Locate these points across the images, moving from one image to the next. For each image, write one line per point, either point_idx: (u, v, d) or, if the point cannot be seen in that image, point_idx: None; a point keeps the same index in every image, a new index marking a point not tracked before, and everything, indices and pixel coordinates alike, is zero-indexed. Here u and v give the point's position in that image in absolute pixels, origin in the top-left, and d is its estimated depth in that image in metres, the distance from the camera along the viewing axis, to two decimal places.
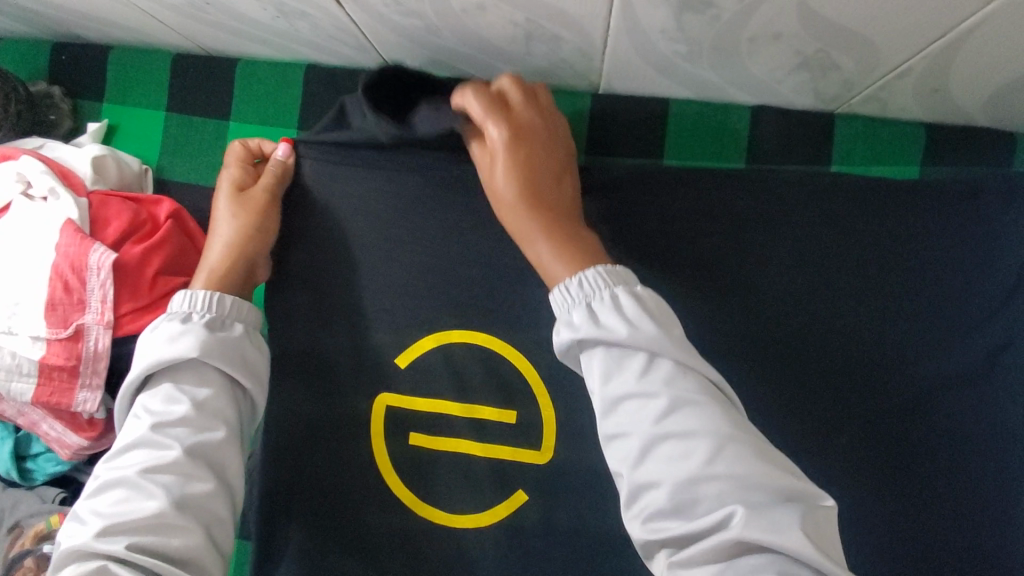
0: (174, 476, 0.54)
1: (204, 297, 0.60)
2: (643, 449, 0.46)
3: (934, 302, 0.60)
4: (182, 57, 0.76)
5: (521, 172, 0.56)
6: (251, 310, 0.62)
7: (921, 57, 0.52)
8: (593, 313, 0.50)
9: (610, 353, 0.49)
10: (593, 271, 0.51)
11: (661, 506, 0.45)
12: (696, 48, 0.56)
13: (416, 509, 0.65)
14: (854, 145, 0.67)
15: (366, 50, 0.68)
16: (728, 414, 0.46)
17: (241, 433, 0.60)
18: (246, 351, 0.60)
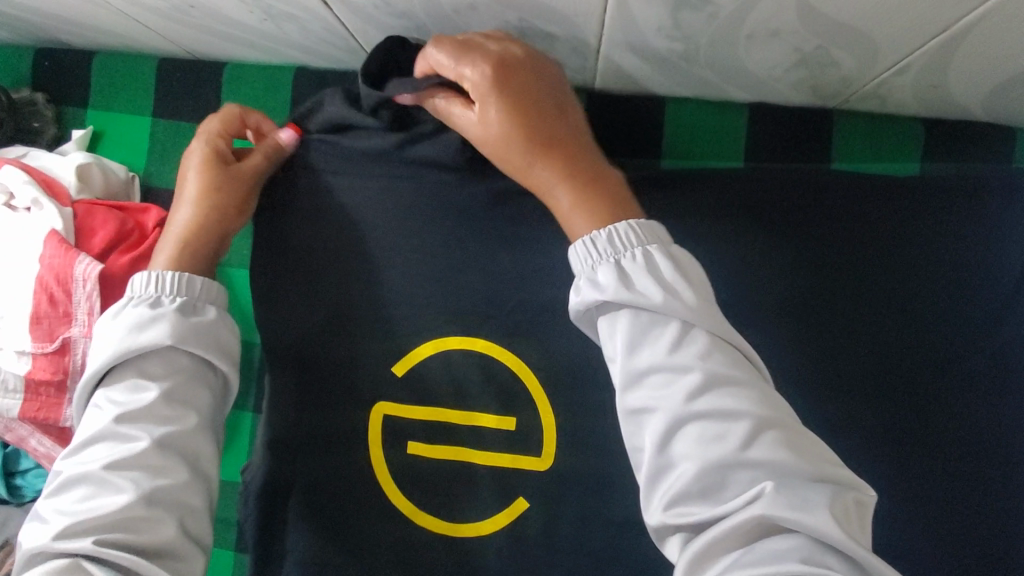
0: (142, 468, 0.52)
1: (172, 280, 0.57)
2: (672, 423, 0.45)
3: (936, 299, 0.60)
4: (168, 61, 0.74)
5: (516, 110, 0.52)
6: (221, 292, 0.60)
7: (920, 53, 0.52)
8: (624, 274, 0.48)
9: (639, 319, 0.47)
10: (626, 225, 0.49)
11: (689, 485, 0.44)
12: (693, 46, 0.55)
13: (416, 519, 0.64)
14: (853, 142, 0.66)
15: (356, 52, 0.67)
16: (762, 395, 0.45)
17: (212, 418, 0.59)
18: (219, 335, 0.58)
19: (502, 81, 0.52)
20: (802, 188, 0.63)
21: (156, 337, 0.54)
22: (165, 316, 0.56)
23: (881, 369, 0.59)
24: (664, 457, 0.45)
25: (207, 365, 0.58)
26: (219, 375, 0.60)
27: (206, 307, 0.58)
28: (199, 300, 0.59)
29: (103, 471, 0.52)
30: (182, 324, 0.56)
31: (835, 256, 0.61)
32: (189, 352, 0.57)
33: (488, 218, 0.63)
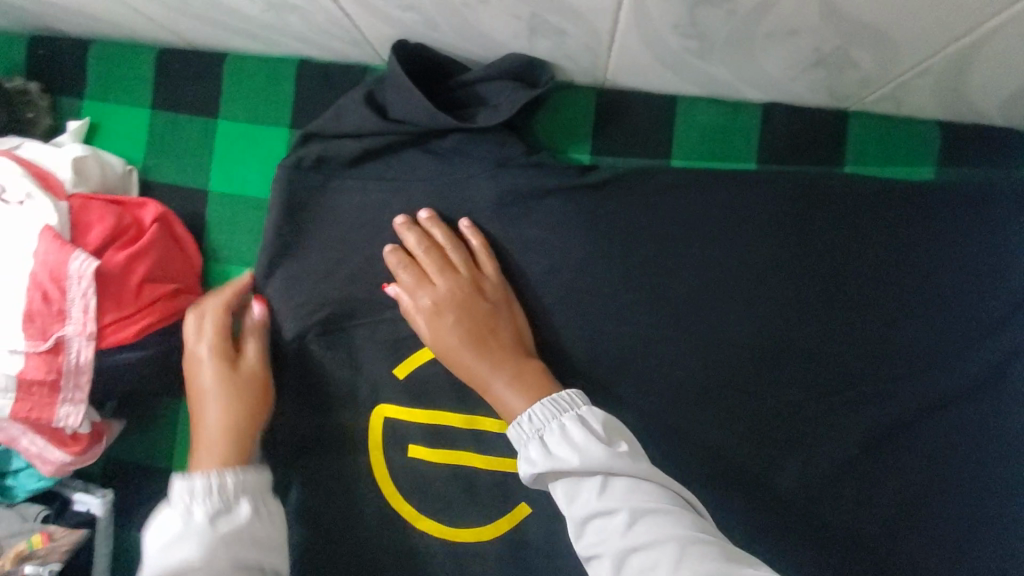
0: None
1: (203, 484, 0.53)
2: (617, 566, 0.46)
3: (929, 310, 0.62)
4: (166, 51, 0.72)
5: (460, 328, 0.60)
6: (256, 480, 0.55)
7: (941, 57, 0.50)
8: (547, 447, 0.50)
9: (569, 480, 0.49)
10: (541, 405, 0.52)
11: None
12: (709, 43, 0.53)
13: (416, 523, 0.63)
14: (868, 145, 0.65)
15: (360, 45, 0.65)
16: (687, 517, 0.47)
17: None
18: (255, 532, 0.53)
19: (443, 290, 0.61)
20: (809, 195, 0.63)
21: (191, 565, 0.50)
22: (197, 529, 0.51)
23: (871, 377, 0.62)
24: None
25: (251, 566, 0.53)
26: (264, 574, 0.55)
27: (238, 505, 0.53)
28: (231, 497, 0.53)
29: None
30: (214, 534, 0.51)
31: (836, 264, 0.62)
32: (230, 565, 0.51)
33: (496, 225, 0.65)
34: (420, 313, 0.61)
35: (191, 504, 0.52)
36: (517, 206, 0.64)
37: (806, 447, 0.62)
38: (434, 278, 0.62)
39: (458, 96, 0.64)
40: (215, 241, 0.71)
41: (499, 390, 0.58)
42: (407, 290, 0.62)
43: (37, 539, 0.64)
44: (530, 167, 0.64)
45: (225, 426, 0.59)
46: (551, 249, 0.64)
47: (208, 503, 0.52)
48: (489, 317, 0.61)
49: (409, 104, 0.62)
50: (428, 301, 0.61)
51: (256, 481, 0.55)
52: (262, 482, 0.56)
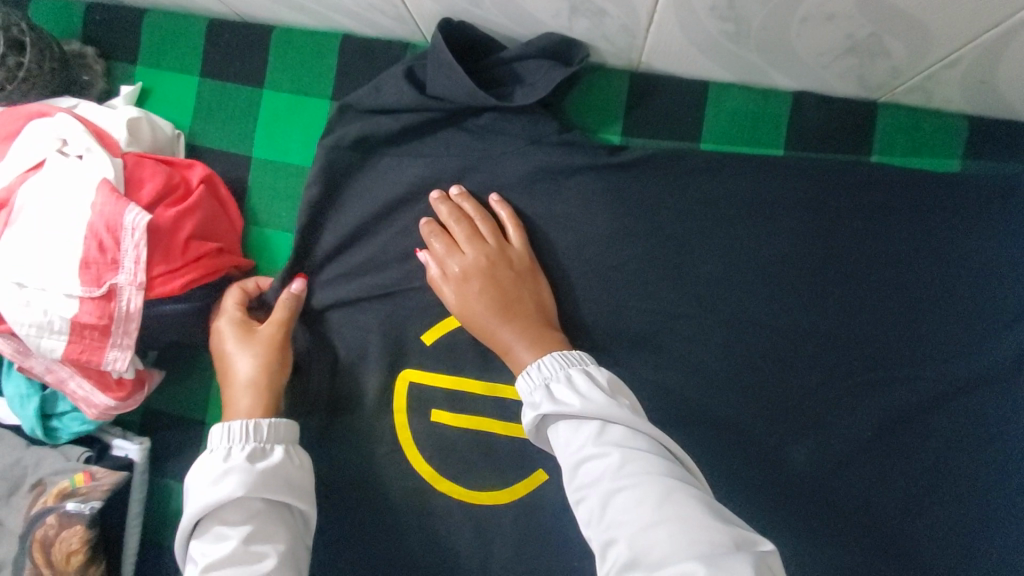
0: (237, 563, 0.52)
1: (241, 428, 0.56)
2: (603, 504, 0.48)
3: (948, 301, 0.63)
4: (217, 22, 0.76)
5: (485, 293, 0.62)
6: (288, 428, 0.59)
7: (973, 46, 0.51)
8: (553, 392, 0.54)
9: (569, 423, 0.53)
10: (550, 357, 0.56)
11: (618, 555, 0.46)
12: (745, 28, 0.55)
13: (436, 484, 0.66)
14: (895, 136, 0.66)
15: (403, 21, 0.68)
16: (677, 468, 0.49)
17: (293, 549, 0.56)
18: (290, 473, 0.56)
19: (469, 259, 0.64)
20: (834, 182, 0.64)
21: (229, 484, 0.53)
22: (237, 467, 0.54)
23: (888, 362, 0.63)
24: (596, 529, 0.48)
25: (284, 504, 0.56)
26: (295, 510, 0.57)
27: (275, 449, 0.56)
28: (268, 443, 0.57)
29: None
30: (253, 470, 0.54)
31: (857, 251, 0.63)
32: (262, 499, 0.54)
33: (526, 201, 0.67)
34: (449, 280, 0.63)
35: (230, 448, 0.55)
36: (546, 183, 0.66)
37: (822, 429, 0.63)
38: (463, 247, 0.65)
39: (496, 73, 0.66)
40: (255, 206, 0.74)
41: (520, 354, 0.60)
42: (437, 258, 0.64)
43: (79, 477, 0.71)
44: (562, 146, 0.66)
45: (256, 383, 0.62)
46: (578, 227, 0.66)
47: (246, 446, 0.56)
48: (514, 285, 0.63)
49: (448, 79, 0.64)
50: (457, 268, 0.63)
51: (285, 428, 0.58)
52: (293, 431, 0.59)
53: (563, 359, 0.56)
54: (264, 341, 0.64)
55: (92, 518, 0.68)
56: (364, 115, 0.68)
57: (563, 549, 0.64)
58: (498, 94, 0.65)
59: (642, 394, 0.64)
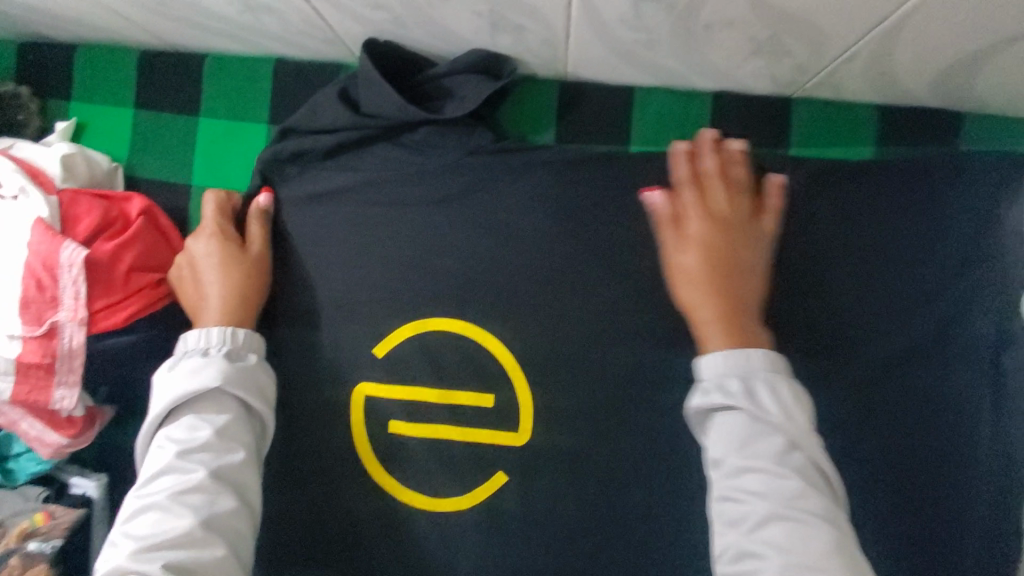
0: (210, 453, 0.56)
1: (220, 332, 0.61)
2: (754, 524, 0.48)
3: (904, 282, 0.60)
4: (150, 54, 0.76)
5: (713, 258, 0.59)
6: (261, 340, 0.63)
7: (866, 40, 0.54)
8: (751, 387, 0.52)
9: (752, 426, 0.51)
10: (756, 352, 0.53)
11: (732, 566, 0.49)
12: (655, 35, 0.57)
13: (397, 493, 0.66)
14: (811, 129, 0.70)
15: (333, 44, 0.69)
16: (829, 505, 0.48)
17: (258, 450, 0.61)
18: (262, 377, 0.61)
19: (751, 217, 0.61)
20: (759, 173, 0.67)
21: (210, 379, 0.58)
22: (216, 361, 0.59)
23: None
24: (717, 535, 0.51)
25: (253, 407, 0.60)
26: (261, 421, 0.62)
27: (249, 353, 0.61)
28: (242, 348, 0.61)
29: (169, 498, 0.54)
30: (227, 366, 0.59)
31: None
32: (236, 396, 0.59)
33: None
34: (685, 245, 0.60)
35: (209, 347, 0.60)
36: (488, 191, 0.65)
37: None
38: (692, 215, 0.61)
39: (427, 88, 0.68)
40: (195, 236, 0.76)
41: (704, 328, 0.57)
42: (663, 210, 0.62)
43: (38, 517, 0.70)
44: (498, 153, 0.66)
45: (233, 289, 0.64)
46: (521, 231, 0.64)
47: (224, 347, 0.60)
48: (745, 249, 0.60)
49: (381, 97, 0.65)
50: (692, 232, 0.60)
51: (257, 336, 0.63)
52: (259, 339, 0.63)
53: (767, 358, 0.53)
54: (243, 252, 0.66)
55: (51, 558, 0.68)
56: (300, 136, 0.69)
57: (526, 555, 0.63)
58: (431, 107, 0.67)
59: (596, 392, 0.62)
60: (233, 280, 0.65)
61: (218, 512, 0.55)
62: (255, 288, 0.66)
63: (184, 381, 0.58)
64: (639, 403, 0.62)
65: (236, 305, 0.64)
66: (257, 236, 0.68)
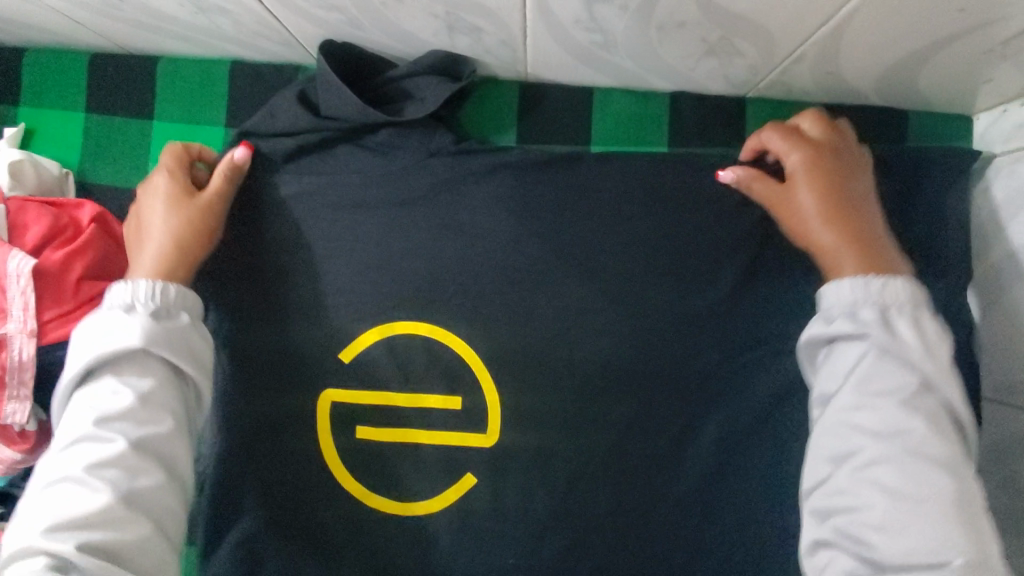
0: (132, 421, 0.55)
1: (147, 287, 0.58)
2: (864, 461, 0.50)
3: None
4: (102, 57, 0.75)
5: (828, 192, 0.57)
6: (194, 298, 0.60)
7: (812, 42, 0.56)
8: (886, 321, 0.52)
9: (879, 362, 0.51)
10: (897, 282, 0.53)
11: (822, 499, 0.51)
12: (611, 37, 0.58)
13: (365, 500, 0.64)
14: (764, 128, 0.71)
15: (291, 46, 0.68)
16: (951, 453, 0.48)
17: (188, 418, 0.59)
18: (194, 340, 0.59)
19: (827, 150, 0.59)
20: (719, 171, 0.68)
21: (130, 341, 0.55)
22: (141, 320, 0.56)
23: None
24: (812, 471, 0.53)
25: (183, 372, 0.59)
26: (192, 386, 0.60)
27: (179, 313, 0.58)
28: (172, 306, 0.58)
29: (85, 470, 0.52)
30: (154, 326, 0.57)
31: None
32: (163, 358, 0.57)
33: None
34: (793, 180, 0.58)
35: (134, 304, 0.57)
36: (450, 192, 0.65)
37: None
38: (797, 146, 0.59)
39: (387, 90, 0.68)
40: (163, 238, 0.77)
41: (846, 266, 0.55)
42: (757, 183, 0.61)
43: None
44: (458, 155, 0.65)
45: (174, 238, 0.61)
46: (484, 233, 0.64)
47: (149, 305, 0.57)
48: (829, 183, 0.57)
49: (341, 99, 0.65)
50: (800, 162, 0.58)
51: (195, 300, 0.60)
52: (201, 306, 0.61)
53: (908, 291, 0.53)
54: (197, 202, 0.63)
55: None
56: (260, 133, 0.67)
57: (497, 555, 0.63)
58: (391, 109, 0.67)
59: (563, 388, 0.63)
60: (178, 229, 0.61)
61: (142, 485, 0.53)
62: (198, 242, 0.62)
63: (106, 342, 0.55)
64: (605, 399, 0.63)
65: (173, 257, 0.60)
66: (214, 190, 0.63)
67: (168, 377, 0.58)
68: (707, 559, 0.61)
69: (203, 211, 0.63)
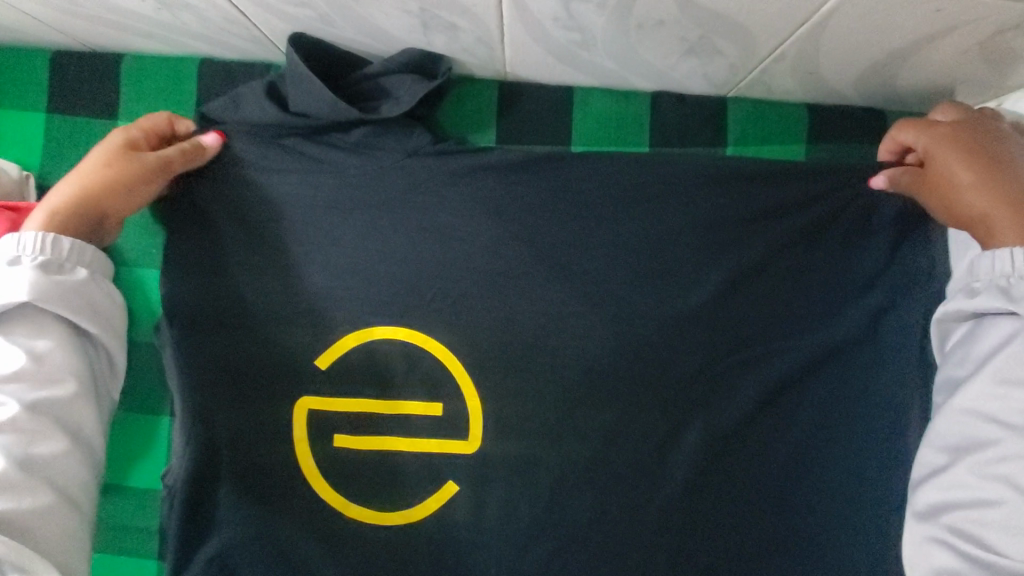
0: (24, 383, 0.52)
1: (36, 238, 0.55)
2: (1005, 455, 0.49)
3: (844, 275, 0.62)
4: (65, 56, 0.72)
5: (994, 167, 0.55)
6: (93, 254, 0.59)
7: (792, 41, 0.55)
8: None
9: None
10: None
11: (936, 492, 0.53)
12: (590, 35, 0.57)
13: (345, 511, 0.62)
14: (745, 127, 0.71)
15: (261, 43, 0.66)
16: None
17: (90, 381, 0.58)
18: (93, 295, 0.57)
19: (965, 124, 0.58)
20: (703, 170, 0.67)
21: (19, 295, 0.52)
22: (27, 274, 0.54)
23: None
24: (927, 461, 0.54)
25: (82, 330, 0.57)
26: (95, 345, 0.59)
27: (76, 268, 0.57)
28: (67, 260, 0.57)
29: None
30: (46, 280, 0.54)
31: None
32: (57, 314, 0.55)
33: None
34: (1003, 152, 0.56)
35: (20, 256, 0.54)
36: (428, 193, 0.63)
37: None
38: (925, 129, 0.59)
39: (362, 88, 0.66)
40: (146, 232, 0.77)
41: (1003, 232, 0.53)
42: (909, 178, 0.60)
43: None
44: (437, 155, 0.63)
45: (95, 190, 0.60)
46: (463, 234, 0.63)
47: (38, 258, 0.55)
48: (1001, 155, 0.55)
49: (313, 97, 0.63)
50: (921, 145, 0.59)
51: (98, 256, 0.59)
52: (107, 266, 0.60)
53: None
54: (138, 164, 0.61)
55: None
56: (236, 132, 0.65)
57: (481, 563, 0.62)
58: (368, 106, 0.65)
59: (546, 393, 0.62)
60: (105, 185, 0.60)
61: (42, 448, 0.52)
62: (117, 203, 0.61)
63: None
64: (589, 403, 0.62)
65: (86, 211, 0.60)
66: (162, 156, 0.61)
67: (65, 337, 0.56)
68: (694, 564, 0.60)
69: (140, 175, 0.61)
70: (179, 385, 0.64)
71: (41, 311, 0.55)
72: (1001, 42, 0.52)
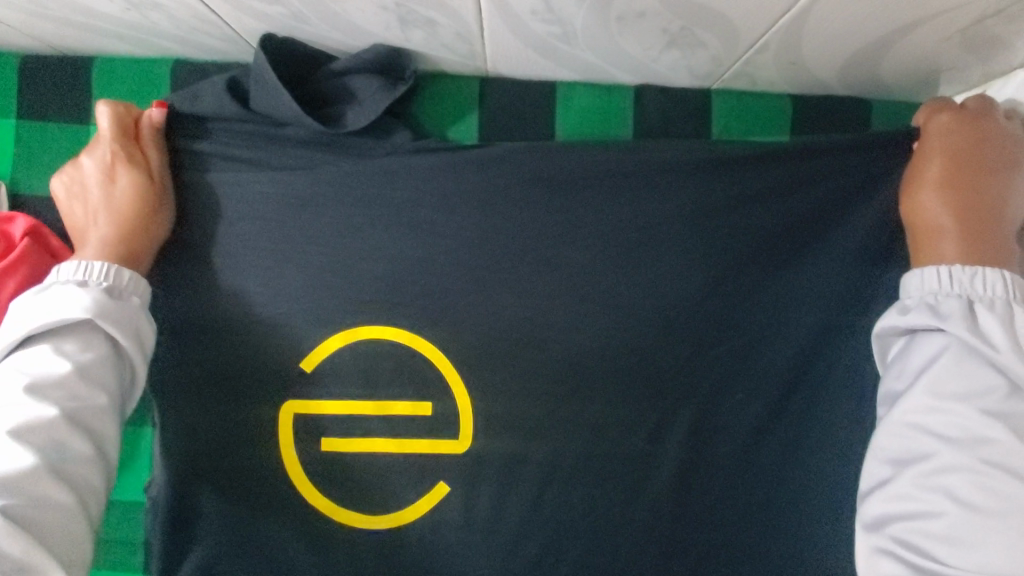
0: (67, 391, 0.52)
1: (101, 267, 0.56)
2: (942, 466, 0.48)
3: (831, 263, 0.61)
4: (34, 59, 0.70)
5: (970, 187, 0.56)
6: (147, 287, 0.59)
7: (774, 32, 0.55)
8: (969, 315, 0.51)
9: (970, 364, 0.50)
10: (997, 275, 0.52)
11: (882, 503, 0.51)
12: (570, 29, 0.57)
13: (333, 515, 0.61)
14: (729, 118, 0.71)
15: (235, 42, 0.65)
16: None
17: (122, 400, 0.57)
18: (142, 324, 0.57)
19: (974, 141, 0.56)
20: None
21: (78, 313, 0.53)
22: (92, 294, 0.54)
23: None
24: (872, 472, 0.53)
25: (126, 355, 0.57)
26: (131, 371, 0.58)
27: (131, 296, 0.57)
28: (125, 289, 0.57)
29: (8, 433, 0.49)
30: (101, 301, 0.55)
31: None
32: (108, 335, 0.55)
33: None
34: (989, 173, 0.56)
35: (87, 279, 0.56)
36: (410, 190, 0.62)
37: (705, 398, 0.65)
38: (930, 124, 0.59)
39: (341, 87, 0.65)
40: None
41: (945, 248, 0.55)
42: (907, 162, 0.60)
43: None
44: (418, 152, 0.63)
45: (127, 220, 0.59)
46: (446, 231, 0.62)
47: (101, 284, 0.56)
48: (987, 178, 0.56)
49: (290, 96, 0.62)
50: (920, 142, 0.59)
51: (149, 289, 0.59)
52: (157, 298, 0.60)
53: (1001, 284, 0.52)
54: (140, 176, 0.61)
55: None
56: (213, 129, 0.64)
57: (472, 563, 0.61)
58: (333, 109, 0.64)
59: (535, 390, 0.61)
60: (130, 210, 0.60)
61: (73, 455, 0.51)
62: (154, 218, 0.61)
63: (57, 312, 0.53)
64: (578, 399, 0.61)
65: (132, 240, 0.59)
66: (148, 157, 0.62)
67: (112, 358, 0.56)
68: (686, 556, 0.60)
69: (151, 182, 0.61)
70: (162, 391, 0.63)
71: (94, 329, 0.55)
72: (981, 29, 0.52)
